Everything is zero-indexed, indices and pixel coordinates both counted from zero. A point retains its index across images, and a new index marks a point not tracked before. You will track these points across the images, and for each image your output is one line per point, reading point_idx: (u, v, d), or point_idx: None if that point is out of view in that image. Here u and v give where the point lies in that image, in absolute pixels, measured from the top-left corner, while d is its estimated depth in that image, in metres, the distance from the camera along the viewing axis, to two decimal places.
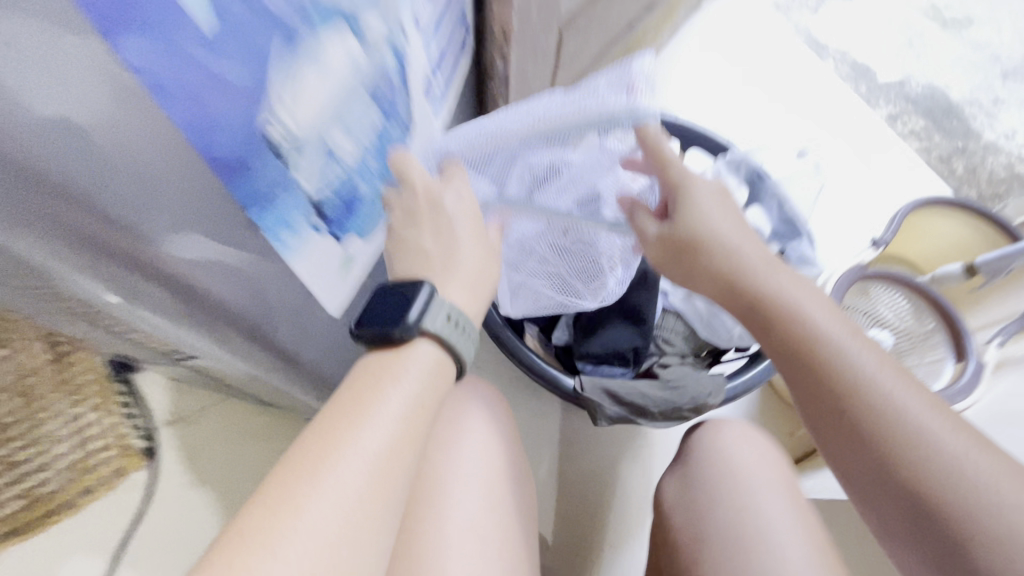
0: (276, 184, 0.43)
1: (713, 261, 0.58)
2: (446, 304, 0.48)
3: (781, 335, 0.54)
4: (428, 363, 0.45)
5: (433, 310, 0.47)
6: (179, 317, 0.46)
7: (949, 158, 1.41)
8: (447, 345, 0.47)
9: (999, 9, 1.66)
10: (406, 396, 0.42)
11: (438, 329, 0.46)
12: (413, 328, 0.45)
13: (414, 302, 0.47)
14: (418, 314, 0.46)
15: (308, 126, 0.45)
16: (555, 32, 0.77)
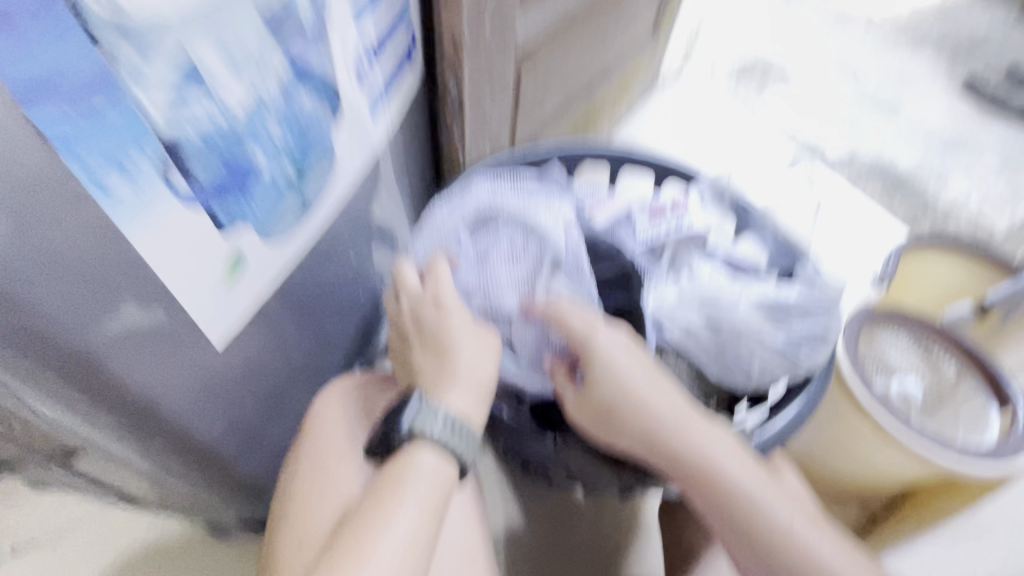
0: (92, 86, 0.25)
1: (617, 410, 0.50)
2: (437, 407, 0.49)
3: (678, 475, 0.49)
4: (431, 474, 0.47)
5: (422, 416, 0.48)
6: (45, 391, 0.33)
7: (913, 220, 1.42)
8: (447, 447, 0.48)
9: (920, 96, 1.81)
10: (413, 508, 0.45)
11: (428, 435, 0.48)
12: (408, 432, 0.48)
13: (402, 412, 0.49)
14: (411, 419, 0.48)
15: (169, 21, 0.28)
16: (512, 62, 0.72)
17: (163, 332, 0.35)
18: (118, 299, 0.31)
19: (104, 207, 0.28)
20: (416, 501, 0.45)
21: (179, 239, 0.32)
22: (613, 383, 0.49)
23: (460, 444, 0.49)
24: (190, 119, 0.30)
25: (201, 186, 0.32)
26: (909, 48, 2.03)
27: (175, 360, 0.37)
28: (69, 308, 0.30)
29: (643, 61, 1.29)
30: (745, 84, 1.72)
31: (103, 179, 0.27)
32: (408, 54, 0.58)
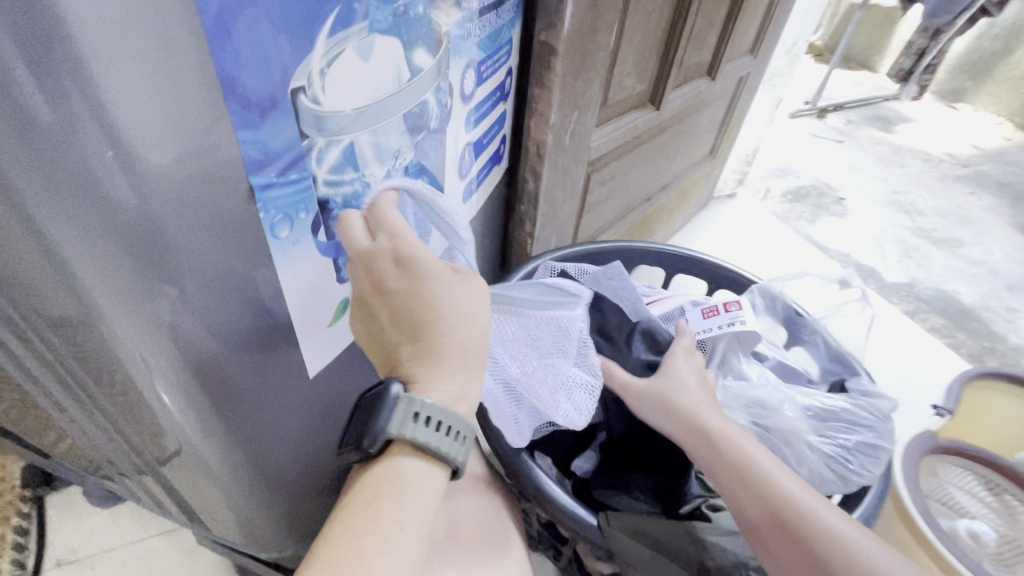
0: (292, 164, 0.33)
1: (690, 430, 0.50)
2: (417, 402, 0.33)
3: (761, 499, 0.45)
4: (416, 484, 0.32)
5: (397, 417, 0.33)
6: (197, 420, 0.38)
7: (981, 357, 1.36)
8: (434, 454, 0.33)
9: (982, 236, 1.80)
10: (394, 534, 0.30)
11: (403, 434, 0.33)
12: (382, 438, 0.34)
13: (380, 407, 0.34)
14: (385, 421, 0.34)
15: (350, 120, 0.36)
16: (584, 168, 0.81)
17: (275, 348, 0.40)
18: (258, 332, 0.38)
19: (274, 256, 0.35)
20: (419, 514, 0.32)
21: (310, 284, 0.39)
22: (692, 404, 0.51)
23: (450, 452, 0.34)
24: (342, 191, 0.38)
25: (336, 244, 0.40)
26: (967, 190, 2.07)
27: (272, 388, 0.43)
28: (229, 337, 0.36)
29: (700, 179, 1.39)
30: (799, 209, 1.79)
31: (279, 232, 0.34)
32: (495, 154, 0.68)
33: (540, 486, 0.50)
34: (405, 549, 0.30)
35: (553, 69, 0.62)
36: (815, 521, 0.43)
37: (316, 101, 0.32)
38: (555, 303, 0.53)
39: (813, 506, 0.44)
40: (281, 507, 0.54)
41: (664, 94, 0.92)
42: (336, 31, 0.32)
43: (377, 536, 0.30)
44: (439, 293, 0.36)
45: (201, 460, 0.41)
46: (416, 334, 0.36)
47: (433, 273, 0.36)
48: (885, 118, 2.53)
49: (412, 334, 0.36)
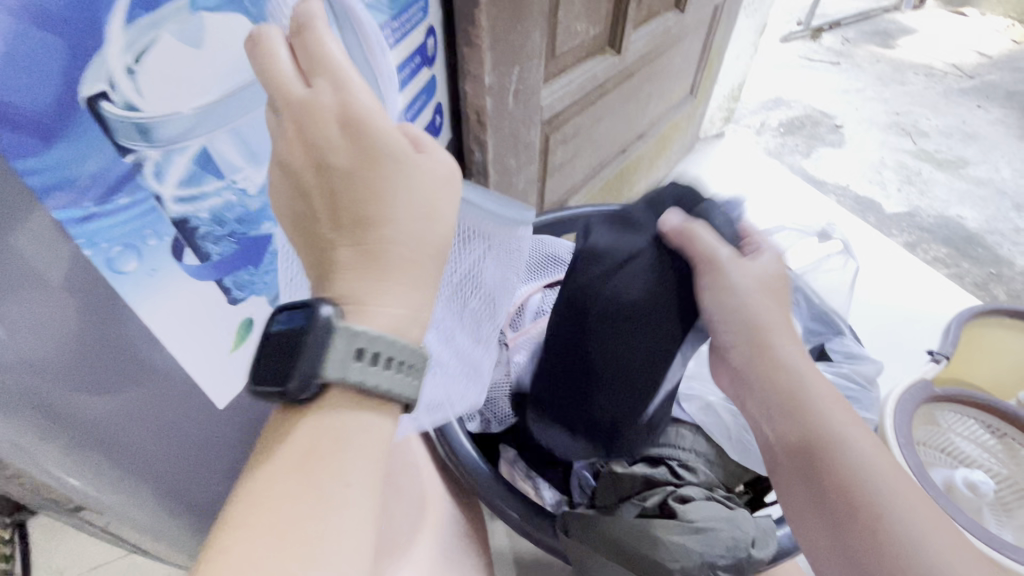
0: (118, 186, 0.27)
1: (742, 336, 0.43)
2: (364, 335, 0.26)
3: (788, 415, 0.41)
4: (367, 437, 0.26)
5: (338, 358, 0.26)
6: (85, 469, 0.34)
7: (986, 284, 1.30)
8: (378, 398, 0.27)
9: (988, 154, 1.70)
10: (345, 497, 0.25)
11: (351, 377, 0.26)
12: (315, 386, 0.26)
13: (312, 348, 0.26)
14: (320, 363, 0.26)
15: (195, 122, 0.30)
16: (538, 130, 0.74)
17: (160, 390, 0.36)
18: (132, 372, 0.34)
19: (123, 293, 0.30)
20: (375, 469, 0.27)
21: (190, 315, 0.34)
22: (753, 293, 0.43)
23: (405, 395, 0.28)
24: (207, 206, 0.33)
25: (215, 265, 0.35)
26: (974, 103, 1.93)
27: (178, 423, 0.39)
28: (94, 382, 0.32)
29: (682, 122, 1.30)
30: (793, 142, 1.68)
31: (123, 266, 0.29)
32: (430, 126, 0.60)
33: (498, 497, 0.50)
34: (373, 467, 0.26)
35: (479, 24, 0.54)
36: (854, 461, 0.39)
37: (131, 107, 0.27)
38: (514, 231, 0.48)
39: (863, 450, 0.39)
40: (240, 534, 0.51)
41: (625, 35, 0.83)
42: (138, 15, 0.26)
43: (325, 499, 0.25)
44: (375, 179, 0.27)
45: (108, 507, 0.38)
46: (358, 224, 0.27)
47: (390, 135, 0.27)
48: (885, 31, 2.36)
49: (342, 228, 0.28)
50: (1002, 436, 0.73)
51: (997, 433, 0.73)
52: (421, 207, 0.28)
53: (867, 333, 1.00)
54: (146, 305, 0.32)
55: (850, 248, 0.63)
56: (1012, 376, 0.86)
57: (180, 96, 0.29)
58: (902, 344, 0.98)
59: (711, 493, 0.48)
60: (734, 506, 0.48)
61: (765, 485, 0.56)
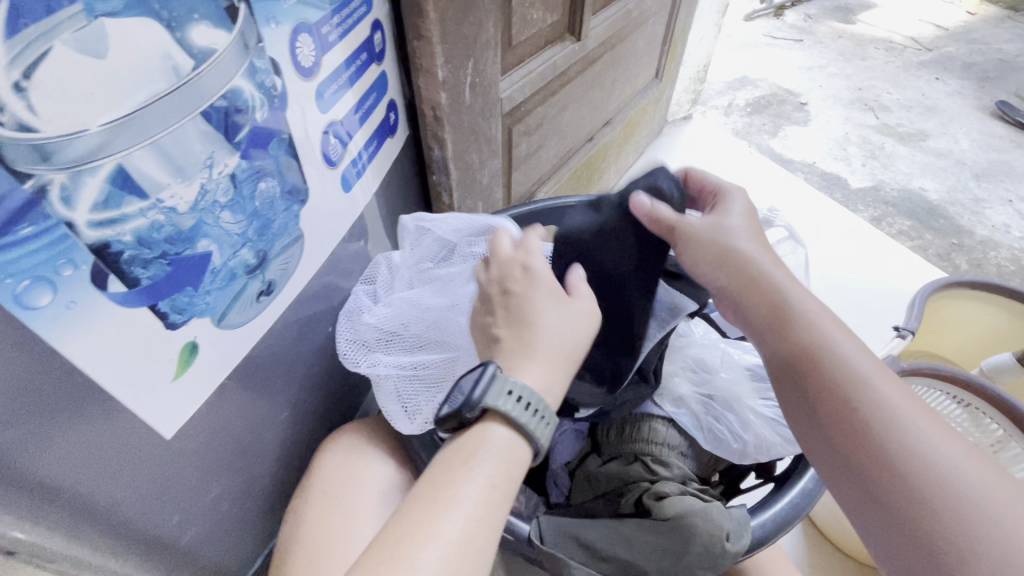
0: (19, 214, 0.25)
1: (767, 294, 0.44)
2: (513, 381, 0.37)
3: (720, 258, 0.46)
4: (500, 449, 0.36)
5: (495, 390, 0.37)
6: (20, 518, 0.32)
7: (948, 254, 1.33)
8: (520, 429, 0.37)
9: (946, 126, 1.73)
10: (483, 484, 0.34)
11: (505, 410, 0.36)
12: (478, 408, 0.37)
13: (478, 382, 0.37)
14: (482, 392, 0.37)
15: (106, 139, 0.28)
16: (499, 123, 0.72)
17: (98, 428, 0.33)
18: (61, 411, 0.31)
19: (40, 329, 0.28)
20: (509, 484, 0.35)
21: (119, 346, 0.32)
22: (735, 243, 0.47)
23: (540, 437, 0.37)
24: (131, 229, 0.31)
25: (146, 289, 0.32)
26: (933, 75, 1.97)
27: (124, 461, 0.36)
28: (16, 427, 0.29)
29: (649, 105, 1.28)
30: (759, 121, 1.69)
31: (35, 301, 0.27)
32: (384, 125, 0.58)
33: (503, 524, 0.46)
34: (504, 474, 0.35)
35: (428, 16, 0.52)
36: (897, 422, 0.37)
37: (25, 128, 0.24)
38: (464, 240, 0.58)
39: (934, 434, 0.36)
40: (210, 561, 0.49)
41: (584, 22, 0.81)
42: (19, 25, 0.23)
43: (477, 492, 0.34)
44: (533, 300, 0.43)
45: (55, 552, 0.35)
46: (522, 320, 0.42)
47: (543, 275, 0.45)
48: (845, 7, 2.38)
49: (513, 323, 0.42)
50: (968, 405, 0.75)
51: (963, 403, 0.75)
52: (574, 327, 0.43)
53: (837, 310, 1.02)
54: (65, 339, 0.29)
55: (797, 233, 0.65)
56: (976, 344, 0.89)
57: (85, 112, 0.26)
58: (870, 320, 1.00)
59: (686, 487, 0.48)
60: (709, 500, 0.47)
61: (739, 473, 0.56)
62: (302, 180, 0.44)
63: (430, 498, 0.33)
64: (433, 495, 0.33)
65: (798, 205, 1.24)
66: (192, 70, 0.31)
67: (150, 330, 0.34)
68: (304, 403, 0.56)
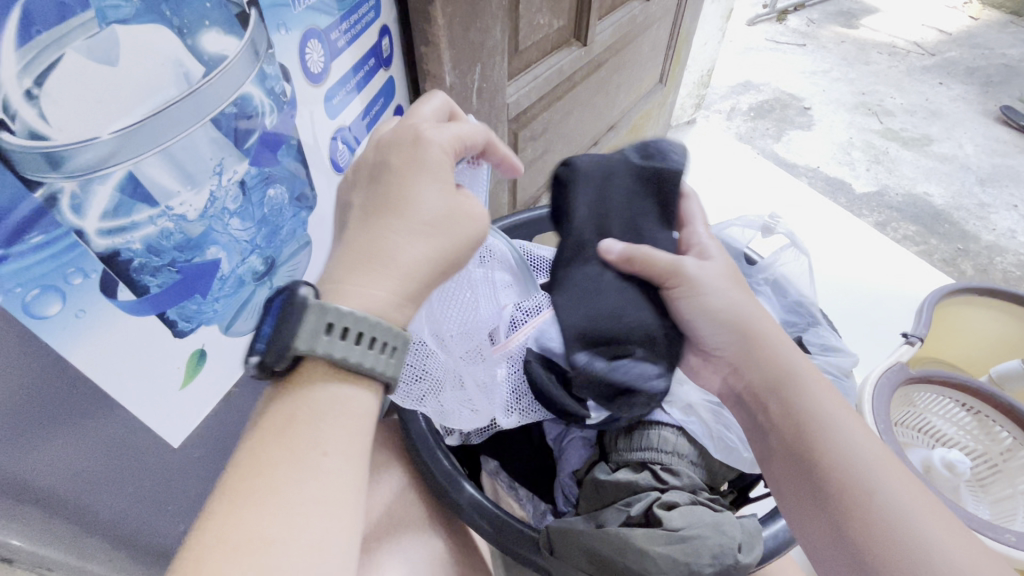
0: (29, 222, 0.25)
1: (761, 372, 0.45)
2: (332, 310, 0.29)
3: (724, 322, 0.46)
4: (332, 401, 0.29)
5: (309, 332, 0.29)
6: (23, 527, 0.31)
7: (954, 260, 1.32)
8: (358, 372, 0.30)
9: (951, 131, 1.73)
10: (320, 442, 0.28)
11: (322, 350, 0.29)
12: (290, 355, 0.29)
13: (283, 317, 0.29)
14: (290, 333, 0.29)
15: (117, 146, 0.27)
16: (505, 128, 0.71)
17: (105, 434, 0.33)
18: (62, 417, 0.31)
19: (49, 338, 0.27)
20: (358, 433, 0.29)
21: (128, 355, 0.32)
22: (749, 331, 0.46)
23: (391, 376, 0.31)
24: (140, 236, 0.30)
25: (154, 298, 0.32)
26: (936, 80, 1.97)
27: (126, 469, 0.36)
28: (15, 436, 0.29)
29: (653, 110, 1.28)
30: (763, 126, 1.69)
31: (44, 310, 0.27)
32: None
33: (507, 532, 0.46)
34: (349, 425, 0.29)
35: (436, 22, 0.51)
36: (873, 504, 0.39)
37: (36, 135, 0.24)
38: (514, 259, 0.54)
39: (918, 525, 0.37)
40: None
41: (590, 26, 0.81)
42: (31, 32, 0.23)
43: (311, 454, 0.27)
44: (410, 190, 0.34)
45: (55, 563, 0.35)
46: (386, 210, 0.33)
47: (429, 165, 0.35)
48: (848, 11, 2.38)
49: (377, 200, 0.34)
50: (977, 413, 0.74)
51: (971, 410, 0.75)
52: (458, 224, 0.34)
53: (844, 316, 1.01)
54: (73, 347, 0.29)
55: (798, 238, 0.64)
56: (990, 352, 0.88)
57: (95, 120, 0.26)
58: (877, 327, 0.99)
59: (696, 497, 0.48)
60: (719, 509, 0.47)
61: (748, 482, 0.56)
62: (311, 188, 0.44)
63: (257, 478, 0.26)
64: (259, 471, 0.27)
65: (803, 210, 1.24)
66: (203, 76, 0.31)
67: (158, 338, 0.33)
68: None
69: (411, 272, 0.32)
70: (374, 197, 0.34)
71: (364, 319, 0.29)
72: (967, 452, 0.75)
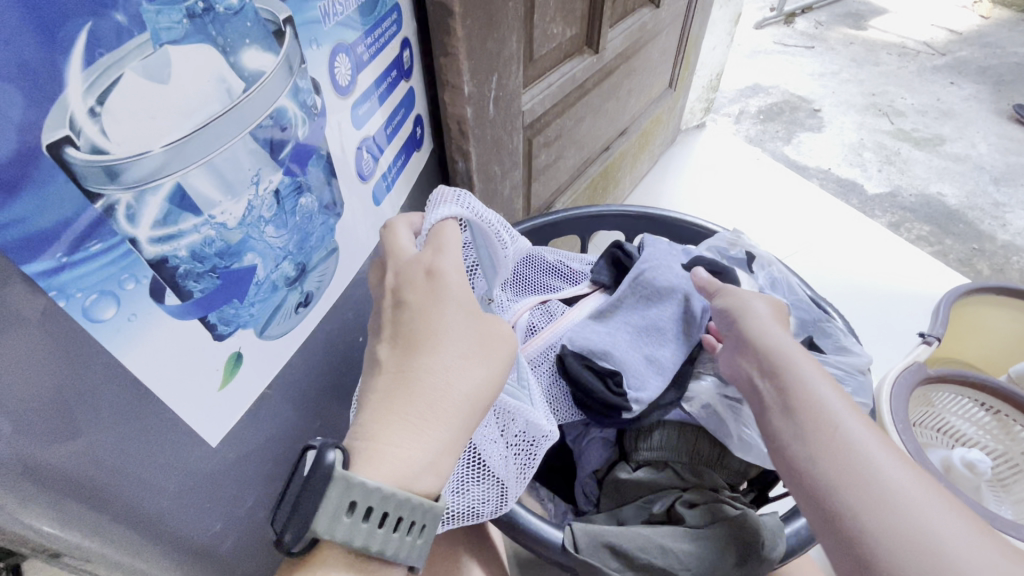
0: (90, 232, 0.27)
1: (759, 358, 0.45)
2: (357, 488, 0.32)
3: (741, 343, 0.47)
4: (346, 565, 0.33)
5: (330, 509, 0.31)
6: (74, 525, 0.33)
7: (969, 260, 1.32)
8: (372, 549, 0.33)
9: (962, 130, 1.72)
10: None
11: (336, 535, 0.32)
12: (305, 537, 0.32)
13: (317, 502, 0.31)
14: (313, 518, 0.31)
15: (168, 159, 0.29)
16: (521, 135, 0.72)
17: (153, 435, 0.35)
18: (113, 421, 0.32)
19: (102, 341, 0.29)
20: None
21: (173, 358, 0.33)
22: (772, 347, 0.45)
23: (399, 551, 0.34)
24: (186, 244, 0.32)
25: (198, 302, 0.34)
26: (948, 80, 1.96)
27: (169, 472, 0.37)
28: (69, 436, 0.30)
29: (664, 114, 1.28)
30: (772, 128, 1.69)
31: (100, 314, 0.28)
32: (410, 139, 0.59)
33: (529, 531, 0.47)
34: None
35: (455, 34, 0.53)
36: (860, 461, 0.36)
37: (99, 151, 0.26)
38: (536, 318, 0.60)
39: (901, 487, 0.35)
40: (244, 571, 0.50)
41: (602, 34, 0.82)
42: (96, 55, 0.25)
43: None
44: (428, 322, 0.38)
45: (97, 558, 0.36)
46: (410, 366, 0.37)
47: (444, 300, 0.39)
48: (857, 13, 2.38)
49: (397, 361, 0.38)
50: (996, 413, 0.74)
51: (990, 409, 0.74)
52: (485, 344, 0.40)
53: (860, 317, 1.01)
54: (124, 348, 0.30)
55: None
56: (1012, 349, 0.87)
57: (151, 135, 0.28)
58: (892, 328, 0.99)
59: (715, 495, 0.48)
60: (741, 507, 0.48)
61: (769, 481, 0.56)
62: (337, 195, 0.45)
63: None
64: None
65: (815, 211, 1.24)
66: (244, 91, 0.33)
67: (201, 339, 0.35)
68: (336, 415, 0.56)
69: (444, 405, 0.36)
70: (398, 359, 0.37)
71: (387, 497, 0.32)
72: (988, 452, 0.75)
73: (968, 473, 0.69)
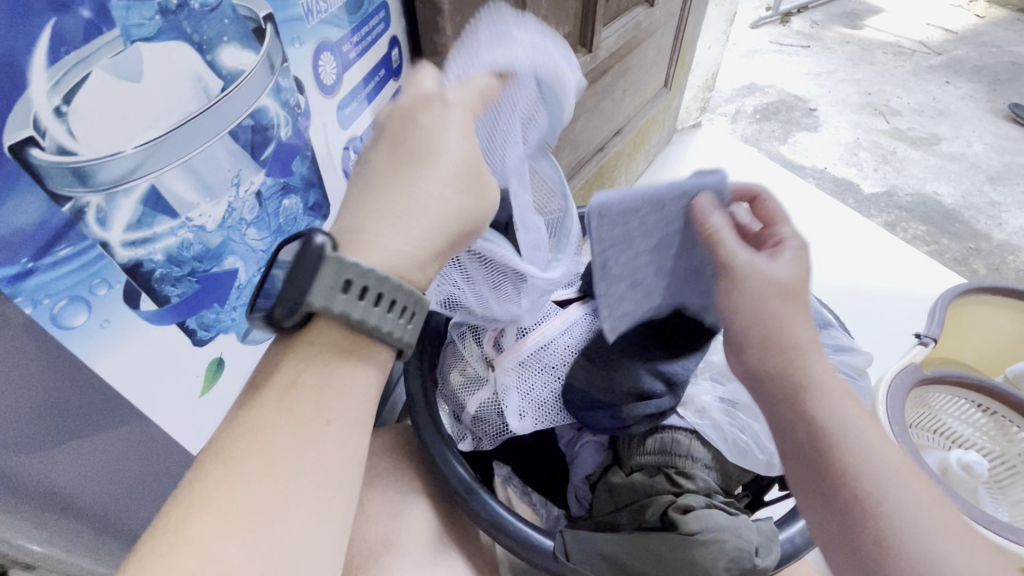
0: (57, 237, 0.26)
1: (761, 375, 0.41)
2: (351, 267, 0.31)
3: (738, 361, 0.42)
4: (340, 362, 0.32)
5: (324, 284, 0.30)
6: (43, 533, 0.33)
7: (966, 259, 1.32)
8: (363, 329, 0.31)
9: (958, 130, 1.72)
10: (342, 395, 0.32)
11: (333, 308, 0.30)
12: (300, 312, 0.30)
13: (312, 277, 0.30)
14: (307, 290, 0.30)
15: (141, 160, 0.28)
16: None
17: (124, 443, 0.35)
18: (82, 431, 0.32)
19: (74, 347, 0.29)
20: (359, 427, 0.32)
21: (149, 363, 0.33)
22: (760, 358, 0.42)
23: (393, 332, 0.32)
24: (162, 247, 0.31)
25: (175, 306, 0.33)
26: (943, 80, 1.96)
27: (143, 478, 0.37)
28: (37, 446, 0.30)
29: (659, 114, 1.28)
30: (768, 128, 1.68)
31: (70, 321, 0.28)
32: None
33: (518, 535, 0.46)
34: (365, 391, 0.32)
35: (444, 32, 0.52)
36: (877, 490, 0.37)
37: (64, 152, 0.25)
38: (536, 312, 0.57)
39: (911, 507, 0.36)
40: None
41: (595, 33, 0.81)
42: (60, 53, 0.24)
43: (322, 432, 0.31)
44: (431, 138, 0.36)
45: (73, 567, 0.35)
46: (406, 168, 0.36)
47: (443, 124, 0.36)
48: (853, 12, 2.38)
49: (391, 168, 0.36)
50: (993, 414, 0.73)
51: (987, 410, 0.74)
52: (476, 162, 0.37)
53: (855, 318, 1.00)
54: (95, 354, 0.30)
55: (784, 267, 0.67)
56: (1009, 349, 0.87)
57: (121, 135, 0.27)
58: (889, 328, 0.99)
59: (712, 500, 0.47)
60: (736, 512, 0.47)
61: (764, 484, 0.55)
62: (323, 199, 0.45)
63: (309, 434, 0.30)
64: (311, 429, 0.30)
65: (811, 211, 1.23)
66: (223, 91, 0.32)
67: (179, 343, 0.34)
68: None
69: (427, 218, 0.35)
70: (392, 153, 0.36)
71: (385, 279, 0.31)
72: (985, 453, 0.75)
73: (965, 475, 0.69)
